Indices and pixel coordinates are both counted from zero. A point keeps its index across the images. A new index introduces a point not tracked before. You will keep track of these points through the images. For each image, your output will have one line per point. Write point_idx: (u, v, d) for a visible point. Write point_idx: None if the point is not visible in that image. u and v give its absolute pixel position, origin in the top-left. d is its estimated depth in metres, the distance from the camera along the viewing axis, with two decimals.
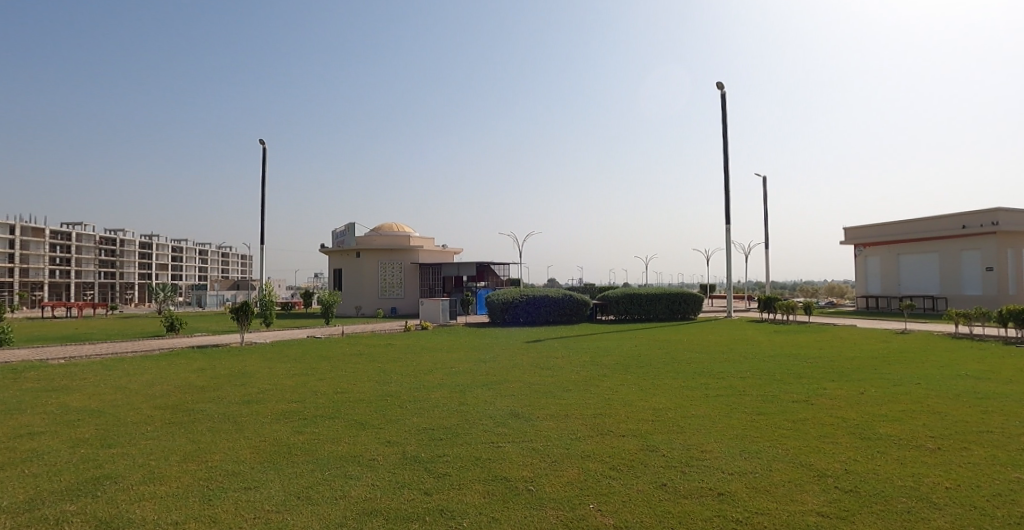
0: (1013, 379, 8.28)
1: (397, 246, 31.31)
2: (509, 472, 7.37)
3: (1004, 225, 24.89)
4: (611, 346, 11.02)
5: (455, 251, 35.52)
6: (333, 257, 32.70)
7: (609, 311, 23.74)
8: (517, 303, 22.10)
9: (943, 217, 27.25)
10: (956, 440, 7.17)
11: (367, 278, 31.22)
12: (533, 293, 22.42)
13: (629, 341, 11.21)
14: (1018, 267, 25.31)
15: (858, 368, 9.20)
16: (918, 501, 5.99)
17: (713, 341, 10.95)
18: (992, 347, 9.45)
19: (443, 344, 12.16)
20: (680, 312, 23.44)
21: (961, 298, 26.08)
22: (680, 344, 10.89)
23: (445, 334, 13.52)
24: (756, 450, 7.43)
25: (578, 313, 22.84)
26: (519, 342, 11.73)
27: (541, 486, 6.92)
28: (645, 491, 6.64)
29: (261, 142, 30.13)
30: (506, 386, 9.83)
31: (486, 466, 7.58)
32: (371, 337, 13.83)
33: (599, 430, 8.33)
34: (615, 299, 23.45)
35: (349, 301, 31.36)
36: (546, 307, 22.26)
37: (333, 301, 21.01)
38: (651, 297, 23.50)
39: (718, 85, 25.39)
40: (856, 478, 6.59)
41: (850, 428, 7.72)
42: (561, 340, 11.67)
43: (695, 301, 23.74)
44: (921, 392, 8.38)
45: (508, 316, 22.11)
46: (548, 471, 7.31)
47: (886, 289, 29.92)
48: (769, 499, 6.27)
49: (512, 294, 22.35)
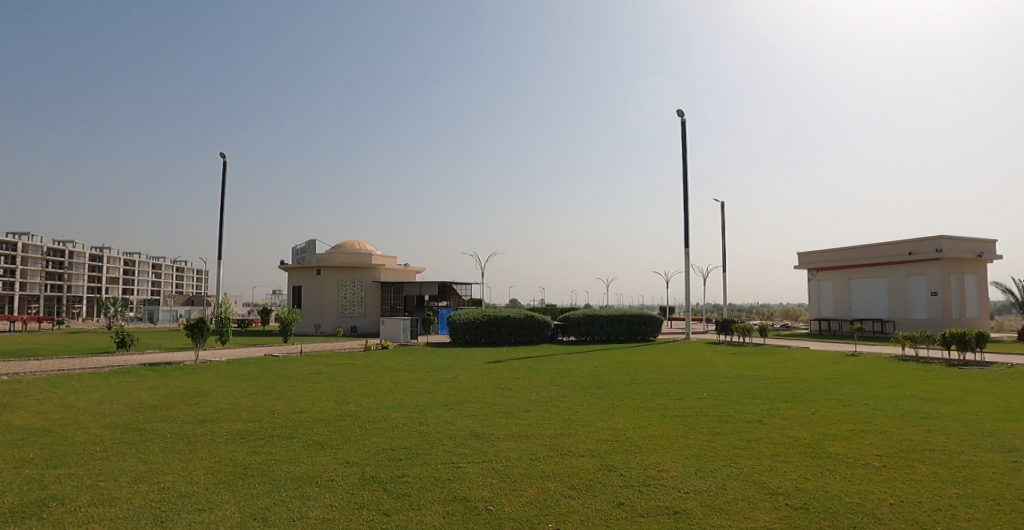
0: (958, 399, 8.35)
1: (358, 264, 31.04)
2: (469, 492, 7.34)
3: (947, 252, 25.85)
4: (571, 368, 10.90)
5: (417, 270, 35.40)
6: (293, 274, 32.11)
7: (570, 332, 23.88)
8: (479, 323, 21.98)
9: (890, 244, 28.19)
10: (899, 457, 7.37)
11: (327, 296, 30.72)
12: (494, 313, 22.35)
13: (590, 364, 11.13)
14: (961, 292, 26.35)
15: (811, 389, 9.11)
16: (863, 517, 6.31)
17: (672, 363, 10.95)
18: (936, 370, 9.59)
19: (403, 365, 11.93)
20: (640, 334, 23.78)
21: (908, 321, 27.00)
22: (640, 366, 10.86)
23: (406, 354, 13.30)
24: (711, 469, 7.55)
25: (539, 334, 22.90)
26: (481, 364, 11.58)
27: (500, 505, 6.92)
28: (603, 510, 6.70)
29: (220, 156, 29.44)
30: (465, 406, 9.60)
31: (446, 486, 7.53)
32: (330, 356, 13.53)
33: (558, 450, 8.32)
34: (576, 320, 23.59)
35: (308, 318, 30.87)
36: (508, 328, 22.22)
37: (292, 319, 20.56)
38: (611, 319, 23.74)
39: (678, 111, 25.74)
40: (805, 495, 6.84)
41: (801, 447, 7.78)
42: (522, 361, 11.53)
43: (652, 323, 24.26)
44: (870, 412, 8.34)
45: (469, 336, 21.97)
46: (508, 491, 7.31)
47: (838, 312, 30.76)
48: (723, 517, 6.44)
49: (473, 314, 22.27)
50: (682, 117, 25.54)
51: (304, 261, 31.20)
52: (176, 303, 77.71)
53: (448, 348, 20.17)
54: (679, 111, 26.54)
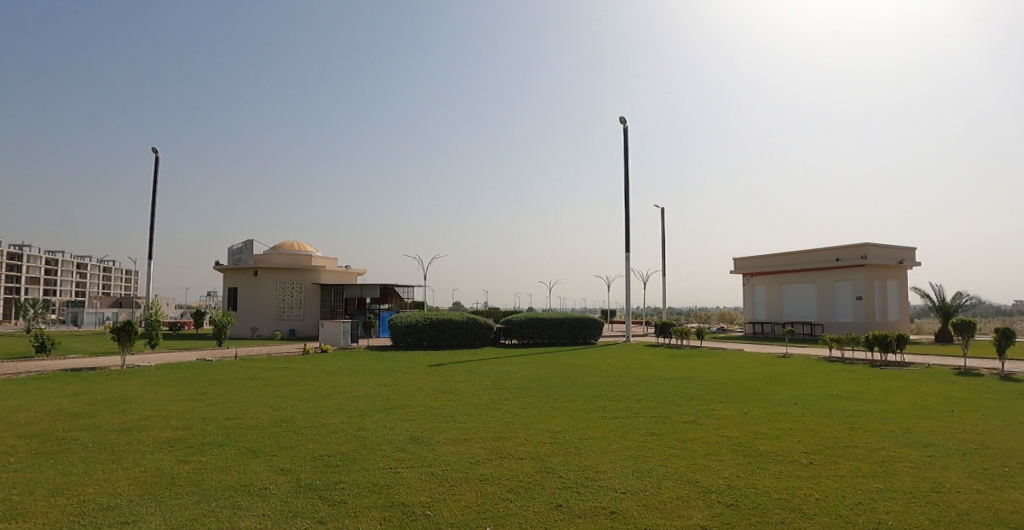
0: (881, 398, 8.70)
1: (298, 266, 30.37)
2: (407, 497, 7.20)
3: (871, 258, 27.16)
4: (512, 371, 10.87)
5: (358, 271, 35.00)
6: (229, 275, 31.11)
7: (513, 335, 23.96)
8: (421, 326, 21.74)
9: (819, 250, 29.40)
10: (825, 454, 7.65)
11: (265, 298, 29.90)
12: (437, 317, 22.16)
13: (531, 367, 11.14)
14: (883, 297, 27.73)
15: (744, 390, 9.34)
16: (791, 513, 6.52)
17: (612, 366, 11.06)
18: (861, 370, 10.01)
19: (342, 369, 11.67)
20: (581, 336, 23.97)
21: (835, 323, 28.22)
22: (581, 369, 10.93)
23: (345, 358, 13.02)
24: (647, 469, 7.64)
25: (482, 337, 22.88)
26: (422, 367, 11.44)
27: (438, 510, 6.80)
28: (541, 512, 6.67)
29: (152, 153, 28.27)
30: (405, 410, 9.43)
31: (384, 492, 7.36)
32: (266, 360, 13.11)
33: (497, 454, 8.24)
34: (519, 324, 23.69)
35: (245, 321, 29.93)
36: (451, 331, 22.07)
37: (227, 322, 19.91)
38: (554, 322, 23.90)
39: (619, 118, 26.20)
40: (737, 492, 7.00)
41: (734, 446, 7.95)
42: (463, 365, 11.43)
43: (594, 325, 24.36)
44: (799, 411, 8.61)
45: (412, 339, 21.72)
46: (446, 495, 7.20)
47: (770, 315, 31.85)
48: (658, 516, 6.51)
49: (415, 317, 22.00)
50: (624, 124, 25.99)
51: (240, 262, 30.23)
52: (105, 305, 74.13)
53: (389, 352, 19.86)
54: (622, 119, 26.99)
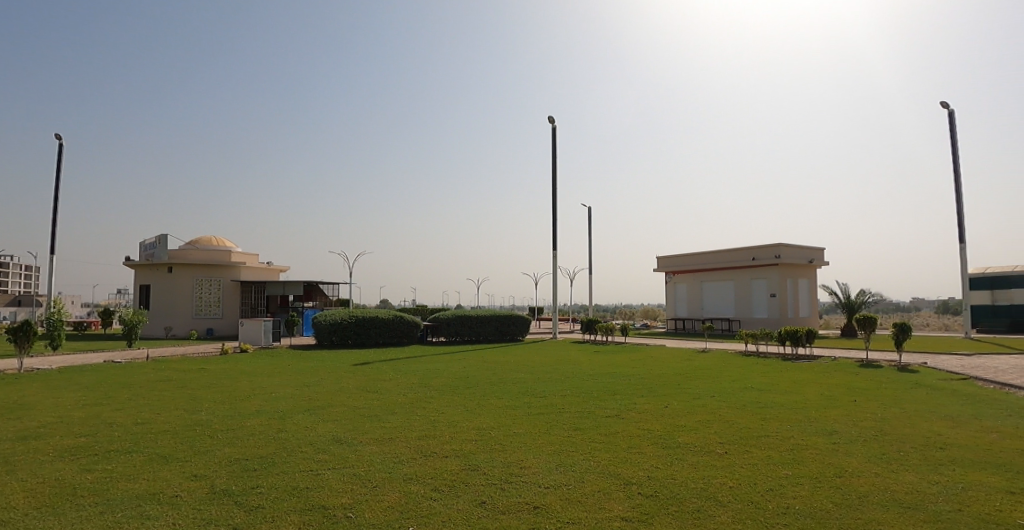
0: (791, 390, 9.11)
1: (217, 261, 29.27)
2: (328, 500, 6.96)
3: (784, 258, 28.55)
4: (440, 369, 10.79)
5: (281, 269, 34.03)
6: (140, 271, 29.56)
7: (440, 332, 23.75)
8: (346, 324, 21.27)
9: (736, 249, 30.63)
10: (740, 444, 7.95)
11: (180, 296, 28.60)
12: (363, 314, 21.73)
13: (458, 364, 11.08)
14: (796, 294, 29.23)
15: (665, 384, 9.59)
16: (707, 501, 6.73)
17: (538, 362, 11.13)
18: (774, 364, 10.46)
19: (263, 369, 11.26)
20: (508, 333, 24.22)
21: (751, 320, 29.52)
22: (508, 366, 10.95)
23: (265, 358, 12.55)
24: (571, 463, 7.70)
25: (408, 335, 22.66)
26: (346, 366, 11.18)
27: (360, 511, 6.62)
28: (464, 510, 6.60)
29: (56, 142, 26.57)
30: (328, 411, 9.16)
31: (304, 495, 7.09)
32: (180, 361, 12.49)
33: (422, 452, 8.09)
34: (446, 321, 23.52)
35: (157, 320, 28.47)
36: (377, 329, 21.75)
37: (138, 321, 18.94)
38: (481, 319, 23.94)
39: (548, 118, 26.49)
40: (657, 483, 7.16)
41: (654, 439, 8.14)
42: (390, 363, 11.26)
43: (520, 322, 24.69)
44: (716, 403, 8.91)
45: (337, 337, 21.22)
46: (369, 497, 7.00)
47: (691, 312, 32.93)
48: (580, 509, 6.57)
49: (340, 315, 21.51)
50: (553, 125, 26.35)
51: (153, 257, 28.82)
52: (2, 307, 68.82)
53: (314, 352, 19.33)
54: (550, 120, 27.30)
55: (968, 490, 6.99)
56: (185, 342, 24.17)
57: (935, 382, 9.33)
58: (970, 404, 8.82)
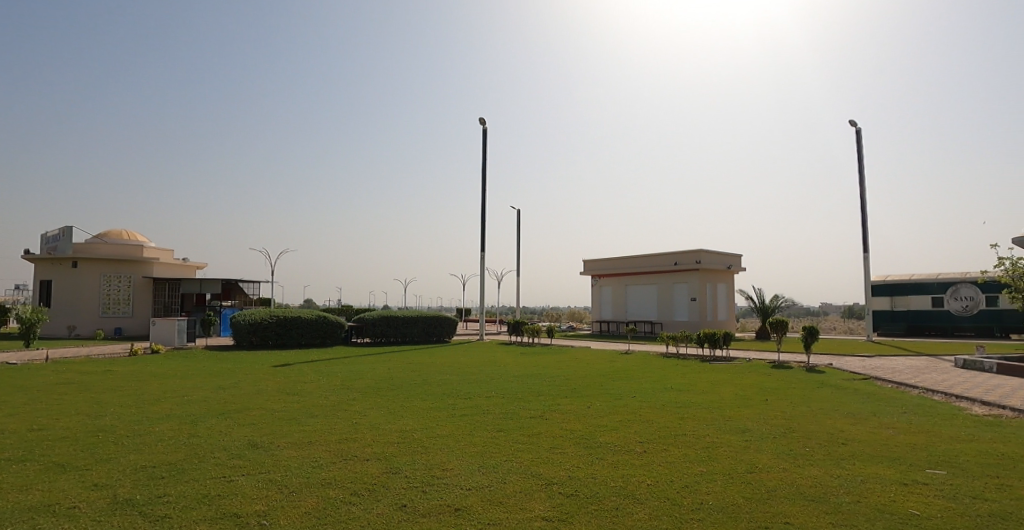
0: (708, 390, 9.44)
1: (127, 257, 27.82)
2: (240, 507, 6.53)
3: (704, 263, 29.71)
4: (364, 371, 10.59)
5: (196, 266, 32.66)
6: (40, 266, 27.66)
7: (365, 333, 23.39)
8: (267, 324, 20.60)
9: (659, 254, 31.54)
10: (658, 443, 8.17)
11: (85, 293, 26.98)
12: (284, 314, 21.07)
13: (383, 366, 10.91)
14: (714, 298, 30.51)
15: (588, 385, 9.73)
16: (625, 499, 6.85)
17: (464, 363, 11.12)
18: (693, 364, 10.82)
19: (175, 371, 10.74)
20: (435, 334, 24.19)
21: (673, 322, 30.53)
22: (433, 367, 10.89)
23: (177, 359, 11.96)
24: (493, 464, 7.68)
25: (332, 335, 22.21)
26: (266, 368, 10.81)
27: (274, 518, 6.30)
28: (384, 514, 6.45)
29: None
30: (245, 414, 8.79)
31: (214, 504, 6.60)
32: (82, 363, 11.73)
33: (342, 456, 7.77)
34: (371, 322, 23.17)
35: (59, 319, 26.67)
36: (299, 329, 21.19)
37: (38, 319, 17.76)
38: (407, 320, 23.75)
39: (480, 119, 26.48)
40: (577, 483, 7.24)
41: (576, 439, 8.24)
42: (312, 364, 10.98)
43: (447, 323, 24.71)
44: (637, 403, 9.12)
45: (257, 338, 20.55)
46: (284, 503, 6.64)
47: (615, 314, 33.64)
48: (501, 510, 6.56)
49: (261, 314, 20.79)
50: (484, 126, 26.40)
51: (56, 252, 27.05)
52: None
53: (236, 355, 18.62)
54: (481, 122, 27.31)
55: (867, 482, 7.43)
56: (93, 343, 22.70)
57: (839, 382, 9.91)
58: (869, 403, 9.42)
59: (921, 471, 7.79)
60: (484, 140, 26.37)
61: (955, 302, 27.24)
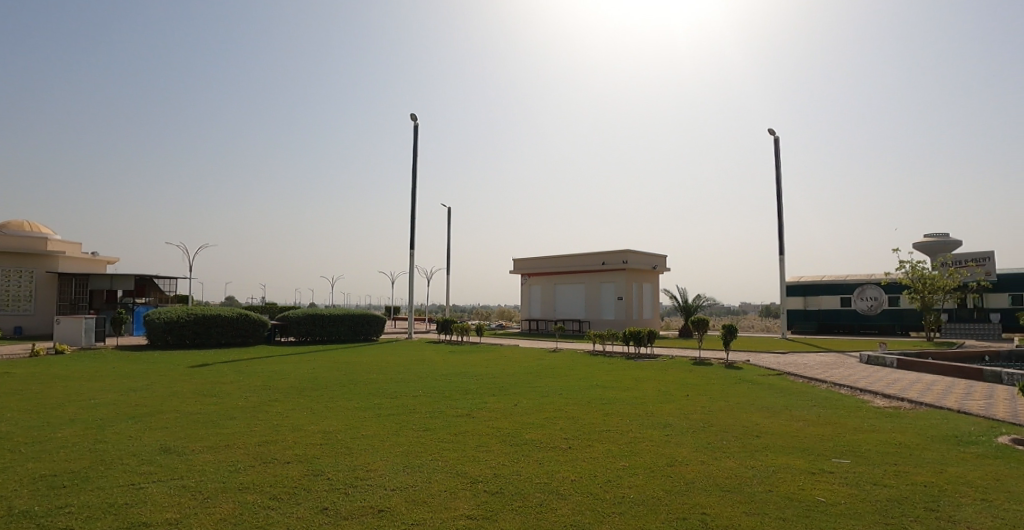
0: (631, 386, 9.71)
1: (29, 250, 26.07)
2: (151, 515, 6.23)
3: (630, 264, 30.53)
4: (287, 370, 10.33)
5: (106, 261, 30.88)
6: None
7: (290, 332, 22.82)
8: (184, 323, 19.76)
9: (587, 254, 32.11)
10: (583, 439, 8.35)
11: None
12: (203, 312, 20.29)
13: (308, 365, 10.67)
14: (639, 297, 31.42)
15: (516, 383, 9.83)
16: (549, 495, 6.96)
17: (391, 362, 11.01)
18: (618, 362, 11.09)
19: (79, 373, 10.13)
20: (363, 333, 23.89)
21: (600, 321, 31.22)
22: (359, 366, 10.73)
23: (83, 360, 11.29)
24: (418, 464, 7.64)
25: (254, 335, 21.56)
26: (181, 369, 10.36)
27: (187, 525, 6.03)
28: (304, 518, 6.30)
29: None
30: (158, 418, 8.40)
31: (122, 512, 6.25)
32: None
33: (262, 459, 7.55)
34: (296, 320, 22.63)
35: None
36: (219, 328, 20.46)
37: None
38: (334, 318, 23.31)
39: (412, 115, 26.21)
40: (502, 480, 7.31)
41: (502, 437, 8.31)
42: (232, 365, 10.62)
43: (375, 322, 24.46)
44: (562, 400, 9.27)
45: (173, 338, 19.70)
46: (198, 509, 6.37)
47: (544, 313, 34.01)
48: (426, 510, 6.54)
49: (178, 312, 19.93)
50: (416, 122, 26.15)
51: None
52: None
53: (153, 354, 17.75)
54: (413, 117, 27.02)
55: (778, 472, 7.83)
56: None
57: (755, 377, 10.39)
58: (781, 397, 9.92)
59: (827, 460, 8.28)
60: (415, 135, 26.06)
61: (862, 302, 29.03)
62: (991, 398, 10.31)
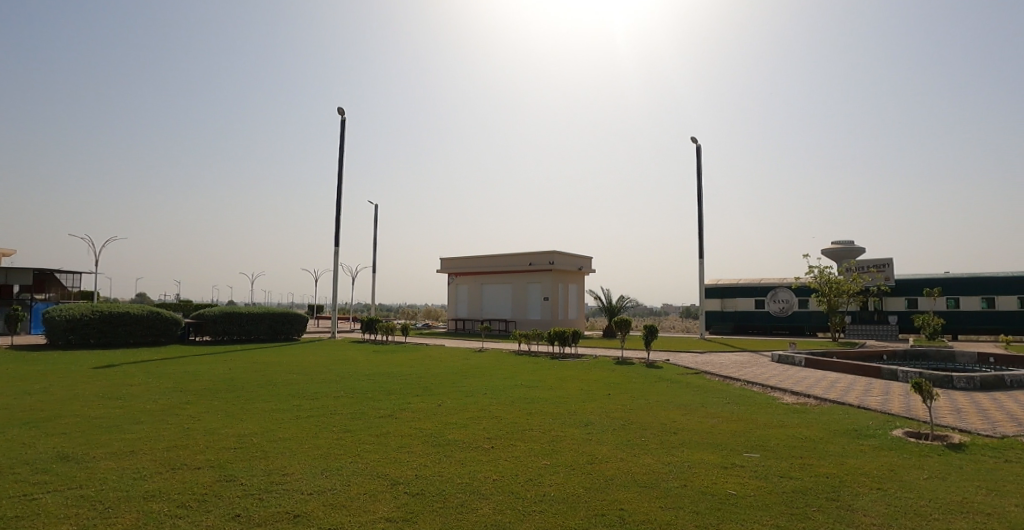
0: (553, 385, 9.89)
1: None
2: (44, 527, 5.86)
3: (557, 265, 31.04)
4: (201, 371, 9.95)
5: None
6: None
7: (205, 331, 21.96)
8: (88, 321, 18.72)
9: (514, 255, 32.38)
10: (505, 438, 8.44)
11: None
12: (110, 310, 19.28)
13: (224, 366, 10.31)
14: (565, 298, 31.98)
15: (440, 383, 9.82)
16: (470, 495, 7.01)
17: (312, 363, 10.78)
18: (542, 362, 11.25)
19: None
20: (284, 332, 23.28)
21: (526, 320, 31.55)
22: (278, 367, 10.45)
23: None
24: (337, 467, 7.52)
25: (165, 334, 20.63)
26: (84, 370, 9.81)
27: None
28: (215, 525, 6.08)
29: None
30: (56, 423, 7.91)
31: (11, 525, 5.86)
32: None
33: (170, 465, 7.25)
34: (212, 319, 21.80)
35: None
36: (127, 327, 19.49)
37: None
38: (253, 317, 22.59)
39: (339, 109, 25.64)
40: (423, 481, 7.30)
41: (424, 438, 8.30)
42: (141, 365, 10.13)
43: (297, 321, 23.89)
44: (486, 400, 9.34)
45: (75, 336, 18.62)
46: (98, 519, 6.03)
47: (470, 313, 34.03)
48: (343, 514, 6.45)
49: (81, 309, 18.85)
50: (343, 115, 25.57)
51: None
52: None
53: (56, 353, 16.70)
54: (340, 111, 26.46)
55: (693, 468, 8.16)
56: None
57: (674, 376, 10.78)
58: (698, 394, 10.34)
59: (739, 455, 8.68)
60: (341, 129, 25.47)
61: (774, 304, 30.56)
62: (888, 394, 11.09)
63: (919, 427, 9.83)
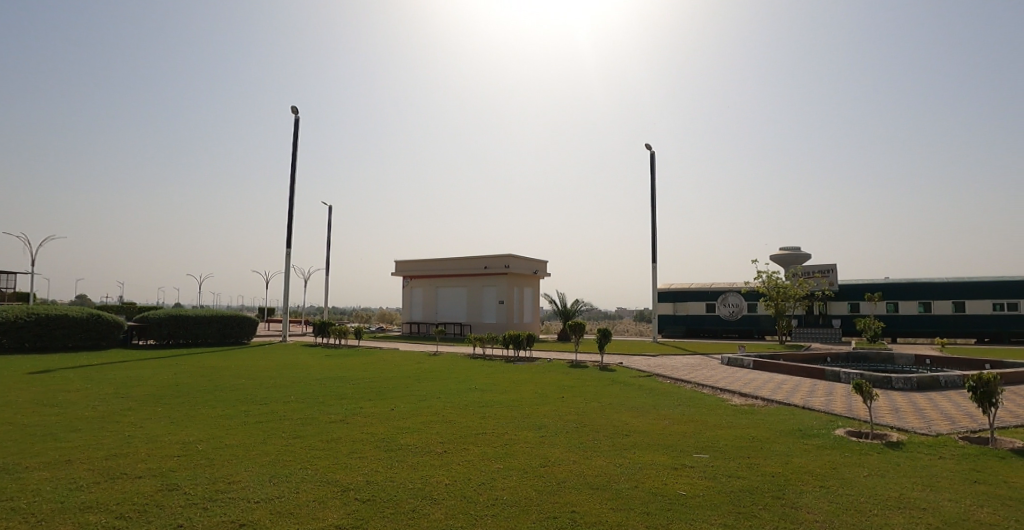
0: (507, 389, 9.94)
1: None
2: None
3: (512, 268, 31.16)
4: (144, 376, 9.65)
5: None
6: None
7: (149, 335, 21.28)
8: (22, 324, 17.93)
9: (469, 258, 32.32)
10: (458, 443, 8.45)
11: None
12: (46, 312, 18.50)
13: (168, 371, 10.02)
14: (520, 302, 32.15)
15: (393, 387, 9.76)
16: (421, 501, 6.99)
17: (261, 367, 10.58)
18: (497, 365, 11.29)
19: None
20: (233, 335, 22.73)
21: (481, 324, 31.57)
22: (226, 371, 10.21)
23: None
24: (286, 474, 7.40)
25: (106, 338, 19.90)
26: (16, 376, 9.40)
27: None
28: None
29: None
30: None
31: None
32: None
33: (110, 474, 7.01)
34: (156, 322, 21.13)
35: None
36: (65, 330, 18.73)
37: None
38: (201, 320, 21.99)
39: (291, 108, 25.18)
40: (374, 487, 7.25)
41: (376, 443, 8.24)
42: (79, 371, 9.77)
43: (247, 324, 23.37)
44: (439, 404, 9.32)
45: (8, 340, 17.82)
46: None
47: (425, 316, 33.83)
48: (291, 522, 6.35)
49: (16, 312, 18.04)
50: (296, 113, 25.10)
51: None
52: None
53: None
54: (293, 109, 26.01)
55: (643, 469, 8.31)
56: None
57: (627, 379, 10.96)
58: (650, 397, 10.54)
59: (689, 456, 8.88)
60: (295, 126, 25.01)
61: (724, 308, 31.36)
62: (831, 394, 11.51)
63: (859, 427, 10.23)
